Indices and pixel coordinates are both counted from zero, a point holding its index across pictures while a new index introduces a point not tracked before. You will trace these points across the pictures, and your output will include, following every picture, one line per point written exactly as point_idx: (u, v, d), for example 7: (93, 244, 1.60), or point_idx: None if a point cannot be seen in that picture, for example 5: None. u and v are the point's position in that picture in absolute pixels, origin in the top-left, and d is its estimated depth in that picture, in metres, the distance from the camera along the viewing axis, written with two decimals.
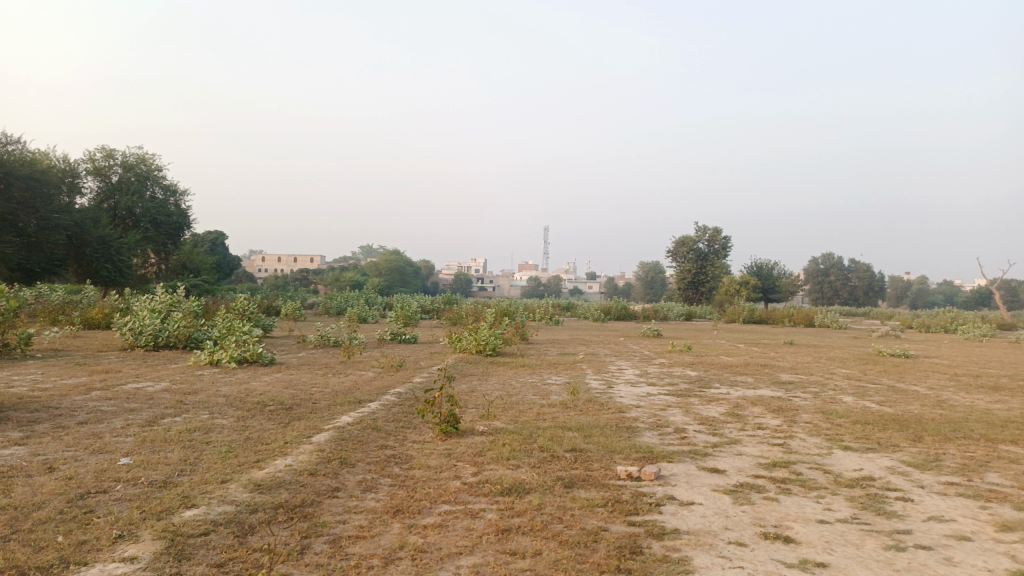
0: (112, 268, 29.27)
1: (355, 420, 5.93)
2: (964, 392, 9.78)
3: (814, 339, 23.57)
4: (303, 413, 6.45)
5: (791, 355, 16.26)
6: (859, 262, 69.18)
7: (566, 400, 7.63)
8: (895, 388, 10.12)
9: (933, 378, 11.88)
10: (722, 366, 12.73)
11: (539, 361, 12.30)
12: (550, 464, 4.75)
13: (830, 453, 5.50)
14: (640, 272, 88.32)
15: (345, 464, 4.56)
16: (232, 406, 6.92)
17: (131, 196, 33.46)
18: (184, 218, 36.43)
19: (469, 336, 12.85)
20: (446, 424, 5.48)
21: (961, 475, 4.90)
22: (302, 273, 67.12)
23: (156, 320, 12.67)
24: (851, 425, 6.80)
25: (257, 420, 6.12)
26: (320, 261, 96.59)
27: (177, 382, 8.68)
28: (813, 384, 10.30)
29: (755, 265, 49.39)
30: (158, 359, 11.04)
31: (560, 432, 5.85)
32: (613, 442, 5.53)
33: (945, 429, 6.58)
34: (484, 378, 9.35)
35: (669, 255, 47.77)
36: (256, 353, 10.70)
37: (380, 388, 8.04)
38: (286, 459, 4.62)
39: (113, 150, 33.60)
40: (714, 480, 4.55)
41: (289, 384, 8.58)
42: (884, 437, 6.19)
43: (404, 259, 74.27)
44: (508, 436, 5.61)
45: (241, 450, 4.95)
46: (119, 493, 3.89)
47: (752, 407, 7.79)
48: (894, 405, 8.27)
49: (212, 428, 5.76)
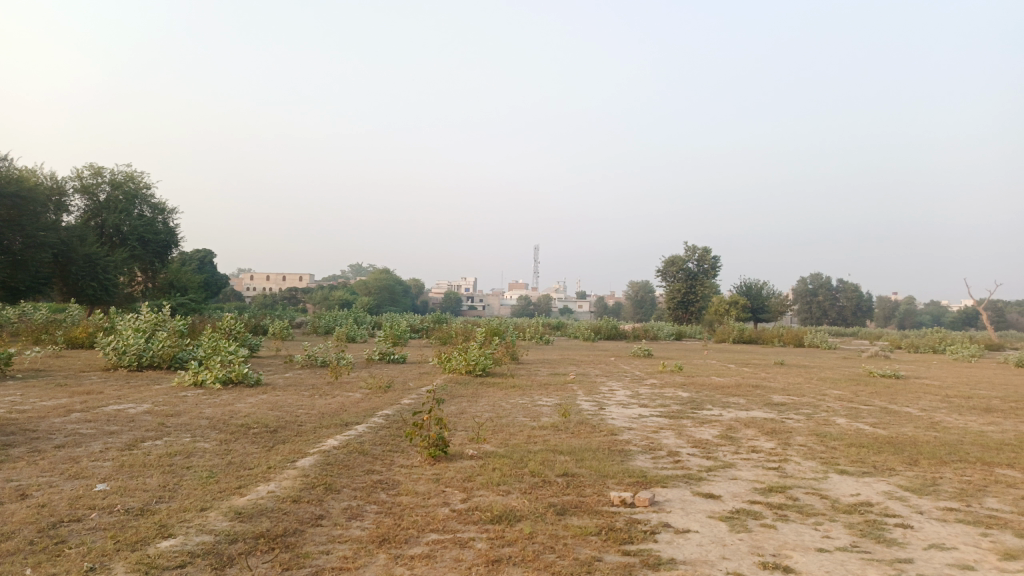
0: (98, 287, 28.98)
1: (341, 443, 5.78)
2: (957, 414, 9.71)
3: (805, 359, 23.53)
4: (288, 436, 6.29)
5: (783, 375, 16.18)
6: (847, 283, 69.53)
7: (557, 423, 7.50)
8: (888, 410, 10.04)
9: (925, 399, 11.82)
10: (713, 387, 12.63)
11: (529, 381, 12.17)
12: (542, 490, 4.62)
13: (826, 478, 5.41)
14: (630, 292, 88.45)
15: (330, 490, 4.42)
16: (215, 429, 6.75)
17: (118, 214, 33.22)
18: (172, 236, 36.20)
19: (459, 356, 12.70)
20: (434, 448, 5.35)
21: (960, 500, 4.81)
22: (290, 292, 66.73)
23: (140, 340, 12.47)
24: (846, 448, 6.71)
25: (240, 443, 5.96)
26: (309, 280, 96.18)
27: (159, 404, 8.49)
28: (806, 405, 10.22)
29: (744, 285, 49.52)
30: (142, 380, 10.84)
31: (552, 455, 5.72)
32: (605, 466, 5.41)
33: (940, 452, 6.50)
34: (474, 400, 9.20)
35: (659, 275, 47.82)
36: (241, 374, 10.52)
37: (368, 410, 7.89)
38: (269, 484, 4.47)
39: (101, 168, 33.40)
40: (710, 506, 4.44)
41: (275, 406, 8.41)
42: (880, 460, 6.10)
43: (393, 279, 74.06)
44: (499, 459, 5.49)
45: (222, 476, 4.80)
46: (93, 522, 3.73)
47: (745, 429, 7.69)
48: (888, 427, 8.19)
49: (193, 452, 5.61)
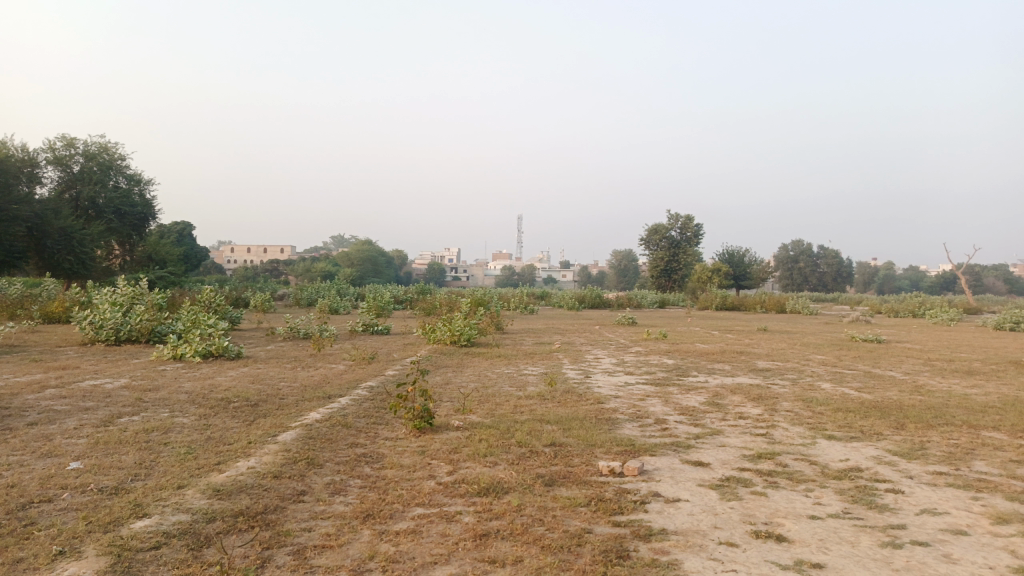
0: (75, 261, 28.44)
1: (324, 417, 5.66)
2: (940, 377, 9.76)
3: (787, 325, 23.69)
4: (270, 409, 6.16)
5: (766, 341, 16.22)
6: (828, 249, 69.97)
7: (544, 392, 7.43)
8: (872, 374, 10.07)
9: (908, 363, 11.88)
10: (699, 353, 12.64)
11: (515, 351, 12.08)
12: (529, 461, 4.53)
13: (814, 443, 5.37)
14: (613, 260, 88.50)
15: (312, 465, 4.31)
16: (194, 403, 6.60)
17: (93, 186, 32.52)
18: (149, 209, 35.50)
19: (443, 327, 12.57)
20: (419, 419, 5.25)
21: (949, 464, 4.78)
22: (272, 264, 66.05)
23: (118, 314, 12.22)
24: (832, 413, 6.70)
25: (220, 418, 5.81)
26: (290, 252, 95.27)
27: (137, 378, 8.30)
28: (791, 371, 10.23)
29: (726, 252, 49.67)
30: (119, 354, 10.62)
31: (539, 425, 5.64)
32: (592, 435, 5.35)
33: (927, 416, 6.50)
34: (459, 370, 9.10)
35: (641, 243, 47.77)
36: (222, 347, 10.34)
37: (351, 382, 7.76)
38: (248, 460, 4.34)
39: (74, 139, 32.59)
40: (700, 474, 4.38)
41: (256, 380, 8.25)
42: (867, 425, 6.08)
43: (376, 250, 73.55)
44: (485, 430, 5.39)
45: (201, 452, 4.66)
46: (64, 502, 3.58)
47: (732, 395, 7.66)
48: (873, 391, 8.21)
49: (171, 428, 5.46)
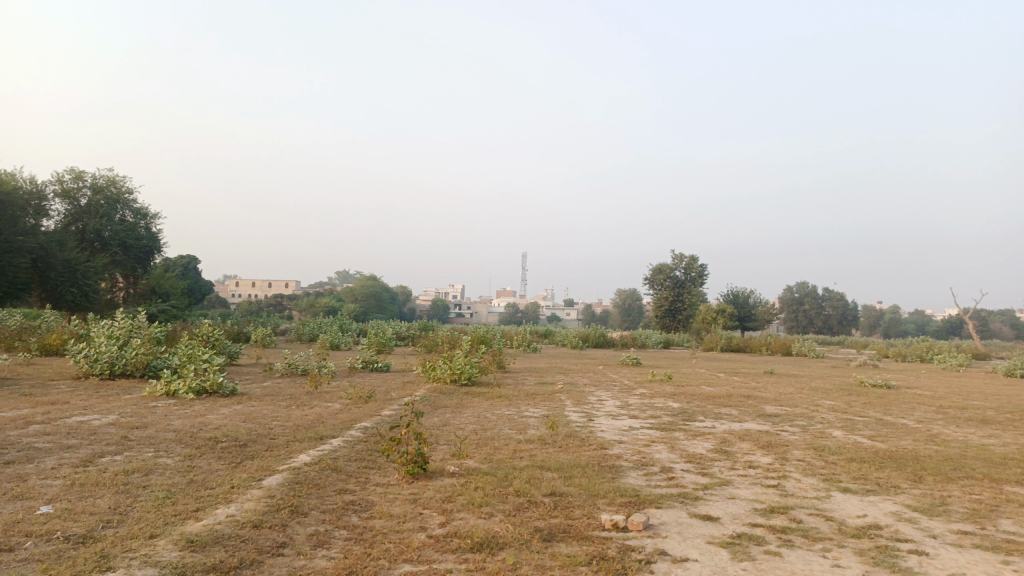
0: (78, 294, 28.36)
1: (314, 459, 5.42)
2: (954, 426, 9.44)
3: (793, 368, 23.32)
4: (259, 451, 5.91)
5: (773, 385, 15.89)
6: (833, 292, 69.68)
7: (545, 435, 7.16)
8: (884, 422, 9.74)
9: (920, 410, 11.55)
10: (705, 397, 12.33)
11: (517, 391, 11.80)
12: (527, 512, 4.28)
13: (829, 497, 5.09)
14: (617, 300, 88.30)
15: (296, 514, 4.05)
16: (181, 442, 6.36)
17: (99, 219, 32.63)
18: (154, 242, 35.58)
19: (444, 364, 12.34)
20: (412, 465, 4.99)
21: (973, 523, 4.49)
22: (276, 298, 65.97)
23: (113, 347, 12.01)
24: (846, 463, 6.41)
25: (205, 460, 5.57)
26: (295, 287, 95.35)
27: (126, 415, 8.06)
28: (800, 416, 9.92)
29: (731, 293, 49.43)
30: (112, 389, 10.38)
31: (538, 472, 5.38)
32: (595, 484, 5.08)
33: (945, 468, 6.22)
34: (458, 411, 8.82)
35: (646, 283, 47.58)
36: (216, 383, 10.10)
37: (345, 422, 7.50)
38: (229, 506, 4.10)
39: (82, 172, 32.84)
40: (709, 530, 4.11)
41: (248, 418, 7.99)
42: (884, 477, 5.80)
43: (381, 285, 73.49)
44: (481, 477, 5.12)
45: (180, 496, 4.41)
46: (25, 552, 3.32)
47: (740, 442, 7.37)
48: (886, 440, 7.91)
49: (153, 469, 5.21)
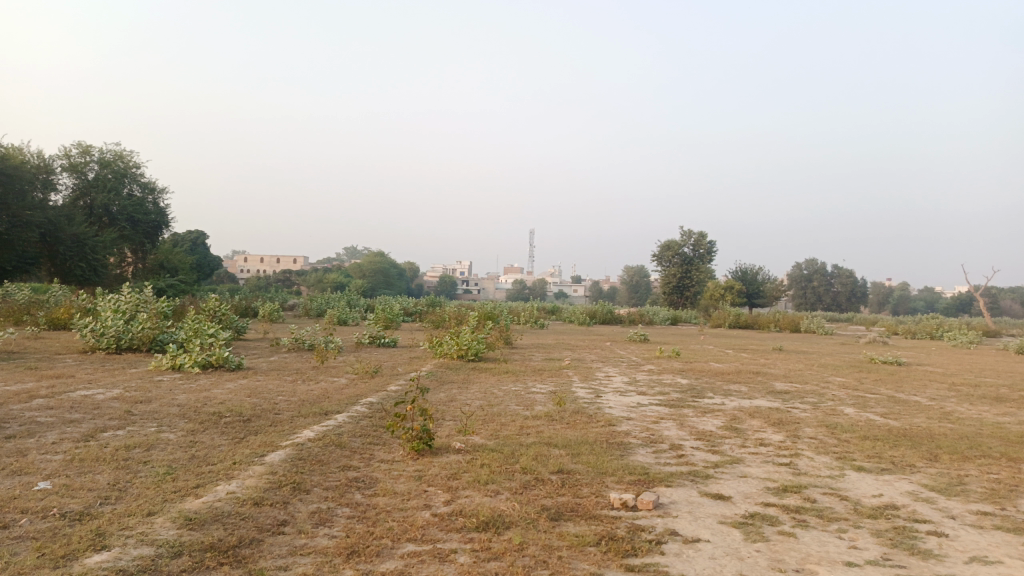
0: (87, 268, 28.38)
1: (317, 435, 5.33)
2: (968, 404, 9.30)
3: (802, 345, 23.17)
4: (262, 426, 5.84)
5: (782, 361, 15.75)
6: (842, 268, 69.24)
7: (552, 412, 7.05)
8: (895, 399, 9.61)
9: (932, 387, 11.40)
10: (714, 373, 12.22)
11: (524, 367, 11.71)
12: (534, 490, 4.18)
13: (843, 476, 4.97)
14: (625, 276, 88.05)
15: (297, 491, 3.97)
16: (184, 417, 6.29)
17: (107, 193, 32.56)
18: (162, 217, 35.55)
19: (451, 340, 12.24)
20: (417, 441, 4.90)
21: (992, 503, 4.38)
22: (284, 274, 66.07)
23: (119, 322, 11.97)
24: (859, 441, 6.29)
25: (208, 435, 5.49)
26: (303, 262, 95.45)
27: (131, 389, 8.00)
28: (811, 393, 9.80)
29: (739, 270, 49.13)
30: (117, 363, 10.33)
31: (546, 449, 5.27)
32: (603, 461, 4.98)
33: (962, 446, 6.08)
34: (465, 387, 8.73)
35: (654, 259, 47.33)
36: (222, 358, 10.04)
37: (351, 397, 7.42)
38: (230, 483, 4.02)
39: (89, 146, 32.74)
40: (721, 510, 4.00)
41: (253, 393, 7.92)
42: (899, 456, 5.67)
43: (388, 261, 73.47)
44: (487, 454, 5.02)
45: (181, 473, 4.34)
46: (20, 530, 3.24)
47: (751, 419, 7.26)
48: (899, 418, 7.79)
49: (154, 444, 5.13)
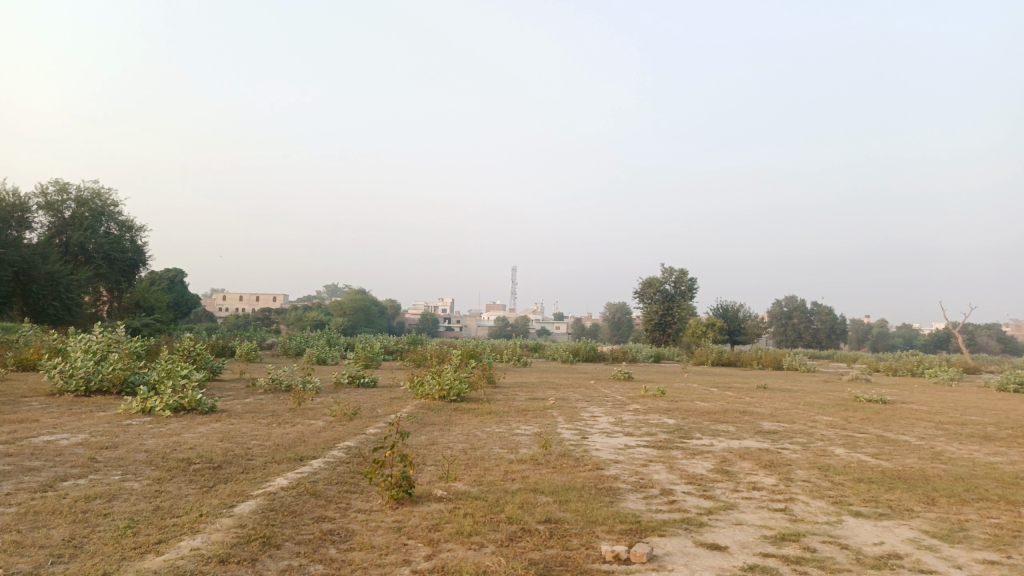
0: (60, 307, 27.80)
1: (291, 483, 5.06)
2: (957, 443, 9.18)
3: (785, 383, 23.10)
4: (233, 473, 5.56)
5: (767, 400, 15.61)
6: (821, 305, 69.80)
7: (537, 455, 6.82)
8: (884, 438, 9.46)
9: (919, 426, 11.29)
10: (700, 412, 12.02)
11: (507, 407, 11.45)
12: (520, 542, 3.95)
13: (841, 522, 4.78)
14: (606, 314, 88.15)
15: (268, 546, 3.71)
16: (152, 464, 5.98)
17: (84, 231, 32.12)
18: (139, 255, 35.11)
19: (432, 380, 11.98)
20: (396, 489, 4.65)
21: (998, 551, 4.20)
22: (264, 312, 65.37)
23: (89, 363, 11.59)
24: (854, 483, 6.11)
25: (176, 484, 5.20)
26: (283, 301, 94.61)
27: (96, 434, 7.65)
28: (799, 434, 9.63)
29: (720, 307, 49.32)
30: (85, 407, 9.95)
31: (532, 496, 5.04)
32: (592, 509, 4.75)
33: (959, 489, 5.93)
34: (447, 429, 8.47)
35: (636, 296, 47.40)
36: (194, 400, 9.71)
37: (328, 441, 7.14)
38: (194, 538, 3.75)
39: (66, 184, 32.43)
40: (718, 562, 3.78)
41: (225, 437, 7.61)
42: (895, 499, 5.50)
43: (370, 299, 73.04)
44: (470, 502, 4.78)
45: (143, 526, 4.05)
46: None
47: (741, 461, 7.07)
48: (891, 458, 7.63)
49: (117, 495, 4.84)
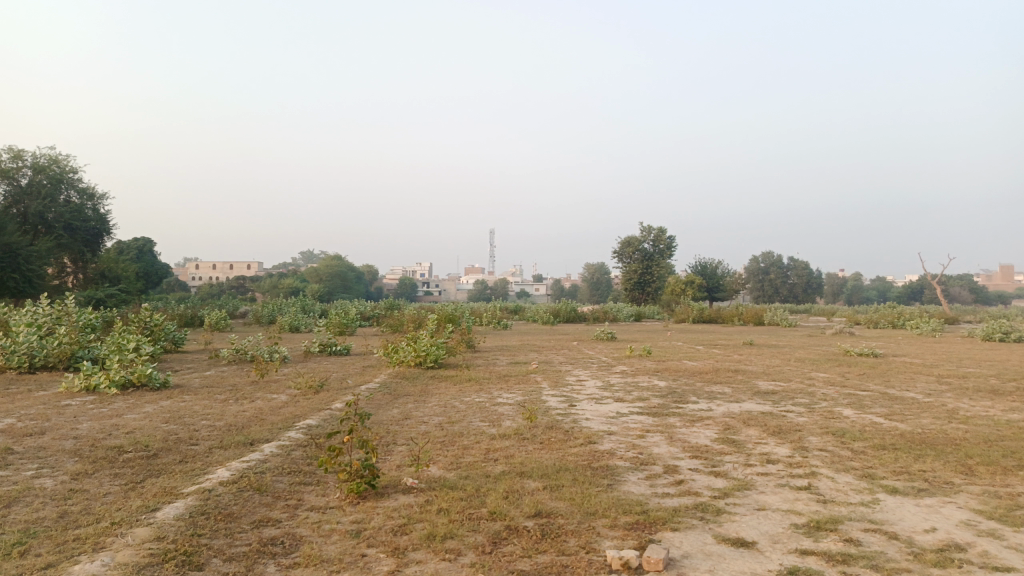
0: (21, 279, 26.43)
1: (232, 476, 4.27)
2: (968, 399, 8.60)
3: (770, 338, 22.74)
4: (170, 464, 4.76)
5: (758, 357, 15.05)
6: (798, 261, 69.82)
7: (522, 429, 6.08)
8: (891, 396, 8.85)
9: (920, 381, 10.76)
10: (691, 373, 11.39)
11: (487, 373, 10.71)
12: (504, 547, 3.22)
13: (878, 502, 4.11)
14: (585, 274, 87.59)
15: (186, 567, 2.94)
16: (81, 454, 5.17)
17: (42, 200, 30.56)
18: (103, 224, 33.64)
19: (407, 346, 11.18)
20: (357, 481, 3.89)
21: None
22: (237, 280, 63.82)
23: (32, 338, 10.64)
24: (877, 452, 5.45)
25: (99, 480, 4.40)
26: (257, 268, 92.69)
27: (25, 418, 6.79)
28: (800, 393, 9.01)
29: (699, 264, 48.94)
30: (24, 386, 9.03)
31: (518, 482, 4.30)
32: (587, 496, 4.03)
33: (994, 454, 5.30)
34: (421, 401, 7.69)
35: (615, 256, 46.76)
36: (145, 375, 8.83)
37: (286, 419, 6.34)
38: (92, 560, 2.95)
39: (21, 150, 30.69)
40: (750, 566, 3.08)
41: (172, 417, 6.77)
42: (929, 470, 4.85)
43: (346, 265, 71.69)
44: (446, 494, 4.02)
45: (38, 541, 3.26)
46: None
47: (747, 429, 6.38)
48: (905, 420, 7.00)
49: (20, 498, 4.01)
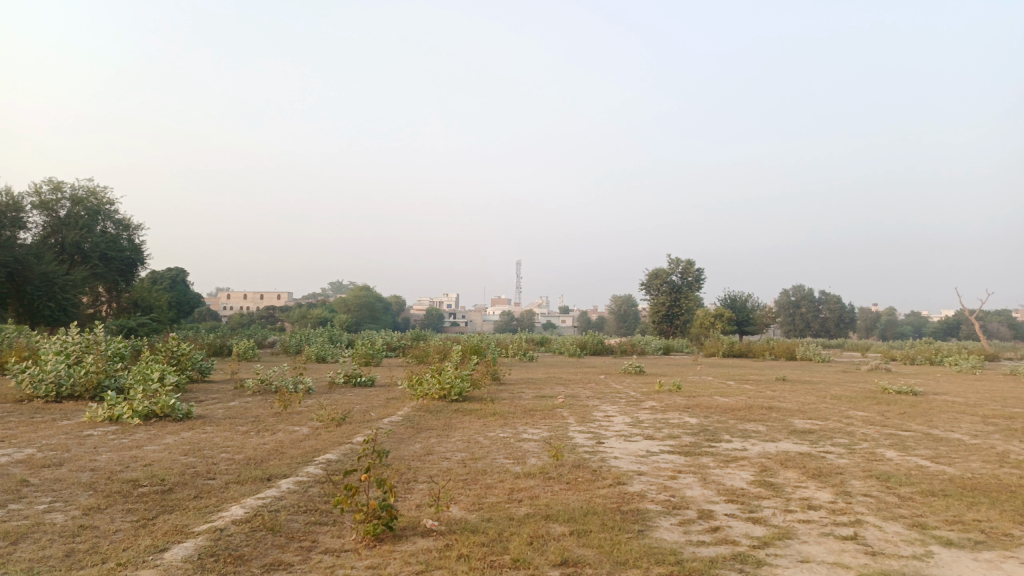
0: (56, 308, 26.85)
1: (246, 514, 4.10)
2: (1018, 442, 8.15)
3: (804, 374, 22.16)
4: (184, 500, 4.62)
5: (791, 394, 14.60)
6: (830, 295, 68.59)
7: (548, 467, 5.85)
8: (935, 437, 8.43)
9: (965, 421, 10.28)
10: (723, 409, 11.03)
11: (512, 407, 10.48)
12: None
13: (931, 555, 3.81)
14: (612, 306, 87.01)
15: None
16: (96, 487, 5.05)
17: (79, 230, 31.17)
18: (137, 254, 34.23)
19: (431, 378, 11.03)
20: (374, 523, 3.70)
21: None
22: (267, 311, 64.42)
23: (60, 367, 10.68)
24: (925, 498, 5.13)
25: (110, 516, 4.26)
26: (287, 297, 93.62)
27: (45, 449, 6.73)
28: (838, 433, 8.64)
29: (728, 297, 48.27)
30: (48, 415, 9.00)
31: (544, 526, 4.08)
32: (617, 544, 3.79)
33: None
34: (445, 436, 7.49)
35: (642, 288, 46.34)
36: (167, 406, 8.78)
37: (306, 454, 6.19)
38: None
39: (60, 182, 31.44)
40: None
41: (191, 450, 6.65)
42: (985, 520, 4.52)
43: (374, 295, 72.06)
44: (467, 538, 3.81)
45: None
46: None
47: (785, 471, 6.08)
48: (953, 463, 6.63)
49: (29, 534, 3.88)
